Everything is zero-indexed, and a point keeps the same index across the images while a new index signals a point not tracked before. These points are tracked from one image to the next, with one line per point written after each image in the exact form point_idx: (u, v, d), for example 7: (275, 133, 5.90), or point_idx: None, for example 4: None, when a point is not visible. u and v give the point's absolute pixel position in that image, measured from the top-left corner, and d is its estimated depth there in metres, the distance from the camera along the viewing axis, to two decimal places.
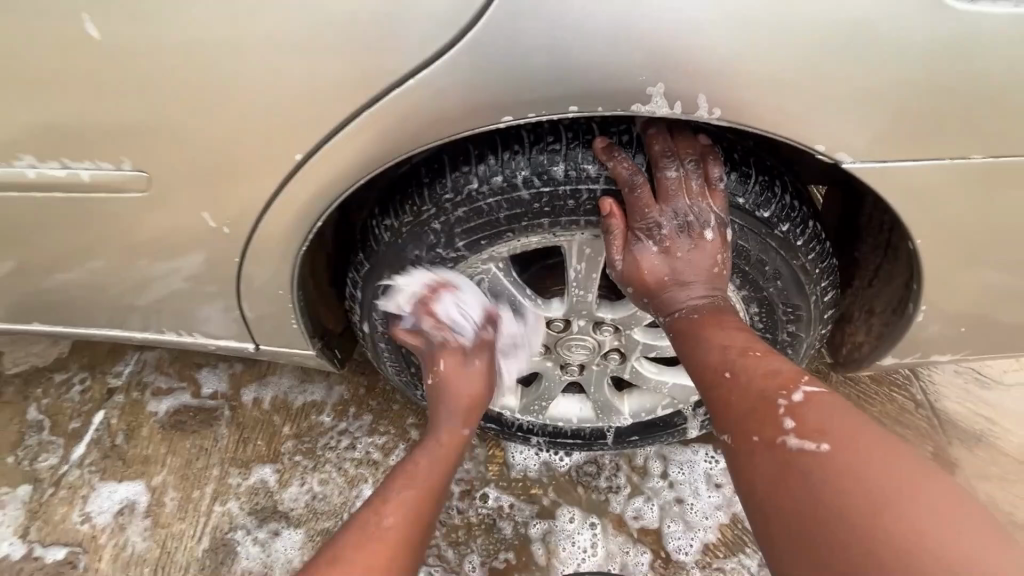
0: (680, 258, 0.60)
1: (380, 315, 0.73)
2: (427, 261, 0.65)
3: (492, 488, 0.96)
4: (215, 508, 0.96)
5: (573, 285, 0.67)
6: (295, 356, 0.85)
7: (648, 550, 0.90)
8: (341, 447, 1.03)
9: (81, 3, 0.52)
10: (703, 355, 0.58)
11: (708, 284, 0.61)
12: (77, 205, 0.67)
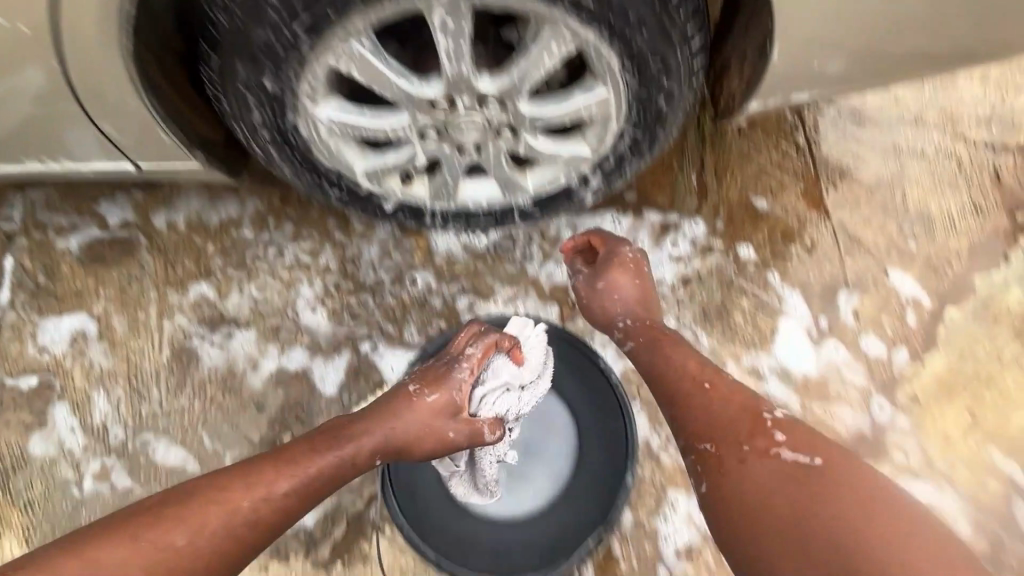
0: (623, 301, 0.89)
1: (257, 117, 0.73)
2: (279, 46, 0.64)
3: (419, 271, 1.07)
4: (165, 324, 1.03)
5: (445, 58, 0.67)
6: (182, 171, 0.83)
7: (560, 302, 1.05)
8: (270, 256, 1.07)
9: None
10: (683, 376, 0.74)
11: (642, 321, 0.87)
12: None
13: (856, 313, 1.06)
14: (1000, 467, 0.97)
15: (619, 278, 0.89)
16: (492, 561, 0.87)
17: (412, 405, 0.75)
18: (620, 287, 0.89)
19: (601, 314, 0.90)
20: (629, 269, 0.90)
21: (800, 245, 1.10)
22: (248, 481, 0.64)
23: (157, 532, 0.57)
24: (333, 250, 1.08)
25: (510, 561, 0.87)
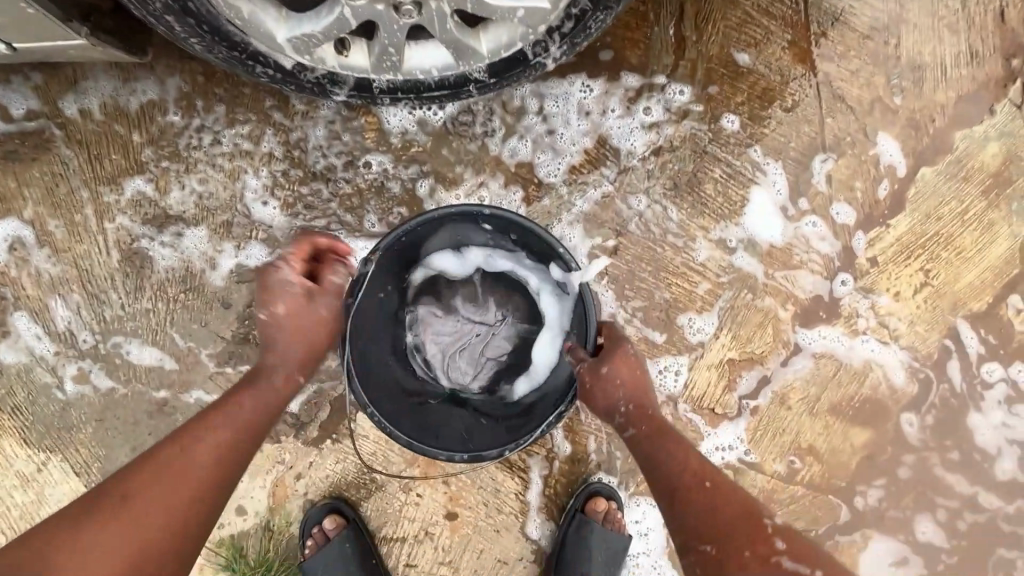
0: (623, 387, 0.76)
1: None
2: None
3: (374, 154, 0.99)
4: (106, 226, 0.97)
5: None
6: (66, 50, 0.73)
7: (525, 181, 1.00)
8: (207, 145, 0.98)
9: None
10: (688, 474, 0.74)
11: (641, 415, 0.77)
12: None
13: (829, 178, 1.03)
14: (943, 321, 1.04)
15: (626, 371, 0.78)
16: (463, 442, 0.84)
17: (273, 322, 0.73)
18: (628, 381, 0.77)
19: (598, 402, 0.77)
20: (632, 362, 0.79)
21: (779, 106, 1.03)
22: (187, 447, 0.68)
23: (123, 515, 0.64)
24: (275, 135, 0.98)
25: (479, 440, 0.83)
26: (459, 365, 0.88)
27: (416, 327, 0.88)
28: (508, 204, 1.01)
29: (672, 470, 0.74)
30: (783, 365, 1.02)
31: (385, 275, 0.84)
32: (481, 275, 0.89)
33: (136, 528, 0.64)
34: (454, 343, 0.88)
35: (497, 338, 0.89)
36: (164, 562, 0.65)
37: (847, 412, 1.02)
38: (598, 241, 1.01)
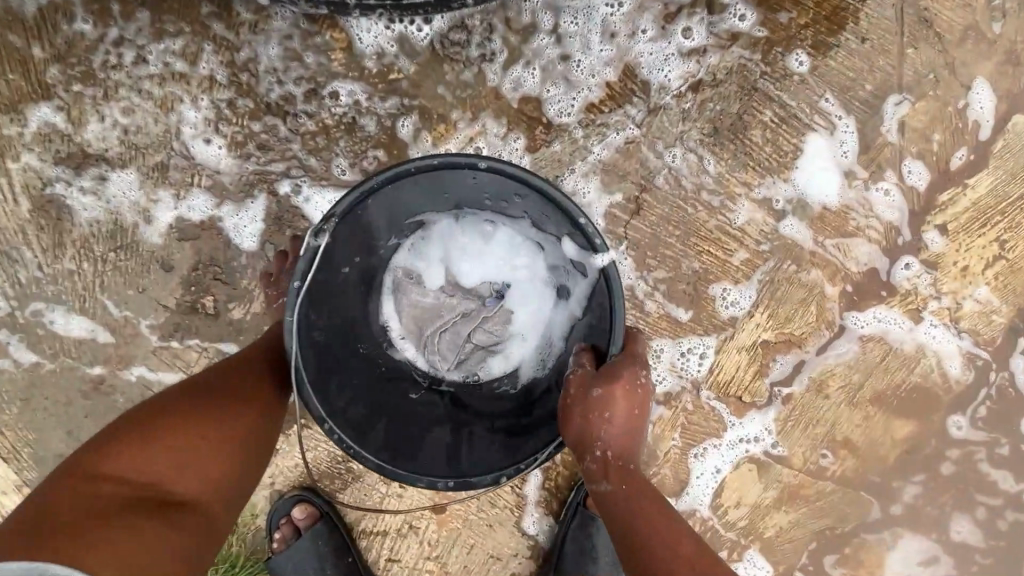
0: (611, 425, 0.62)
1: None
2: None
3: (342, 82, 0.79)
4: (10, 165, 0.78)
5: None
6: None
7: (532, 120, 0.81)
8: (129, 65, 0.77)
9: None
10: (677, 562, 0.58)
11: (622, 464, 0.64)
12: None
13: (901, 126, 0.84)
14: (1013, 301, 0.89)
15: (624, 405, 0.63)
16: (449, 464, 0.67)
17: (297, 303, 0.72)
18: (617, 420, 0.63)
19: (574, 433, 0.63)
20: (634, 398, 0.64)
21: (850, 30, 0.82)
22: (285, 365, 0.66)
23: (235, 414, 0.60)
24: (216, 53, 0.78)
25: (470, 458, 0.67)
26: (438, 347, 0.74)
27: (391, 297, 0.74)
28: (509, 153, 0.82)
29: (654, 552, 0.59)
30: (823, 348, 0.88)
31: (347, 244, 0.66)
32: (474, 239, 0.73)
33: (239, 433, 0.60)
34: (433, 321, 0.74)
35: (489, 325, 0.74)
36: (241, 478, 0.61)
37: (891, 402, 0.90)
38: (618, 198, 0.83)
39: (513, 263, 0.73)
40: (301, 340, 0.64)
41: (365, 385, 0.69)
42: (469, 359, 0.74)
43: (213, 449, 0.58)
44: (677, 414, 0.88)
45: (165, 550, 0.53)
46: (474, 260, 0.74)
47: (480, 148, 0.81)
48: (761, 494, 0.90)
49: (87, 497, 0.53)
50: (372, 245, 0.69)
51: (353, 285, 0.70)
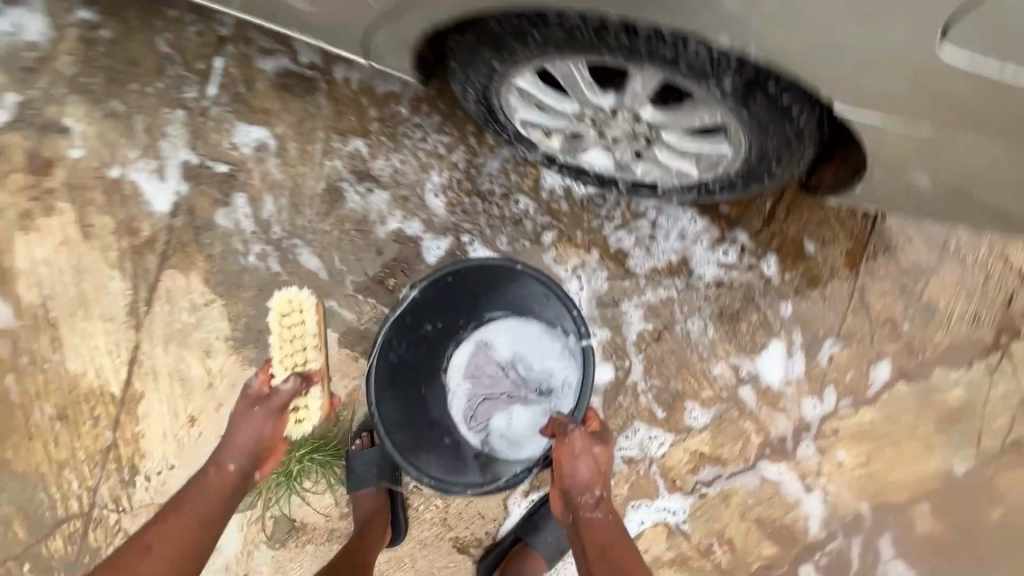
0: (593, 474, 1.00)
1: (460, 77, 0.97)
2: (498, 57, 0.87)
3: (524, 197, 1.32)
4: (325, 161, 1.31)
5: (630, 96, 0.89)
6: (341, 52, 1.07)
7: (619, 263, 1.33)
8: (416, 138, 1.32)
9: None
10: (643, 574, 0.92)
11: (598, 502, 1.00)
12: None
13: (831, 359, 1.34)
14: (865, 496, 1.34)
15: (597, 457, 1.01)
16: (414, 445, 1.18)
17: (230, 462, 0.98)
18: (589, 471, 0.99)
19: (575, 477, 1.00)
20: (606, 455, 1.02)
21: (818, 292, 1.34)
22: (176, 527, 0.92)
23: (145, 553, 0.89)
24: (464, 152, 1.32)
25: (426, 452, 1.19)
26: (475, 396, 1.26)
27: (470, 354, 1.27)
28: (598, 275, 1.33)
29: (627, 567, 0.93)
30: (738, 473, 1.33)
31: (439, 310, 1.22)
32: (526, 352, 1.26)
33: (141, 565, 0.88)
34: (482, 381, 1.26)
35: (503, 388, 1.25)
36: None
37: (768, 528, 1.33)
38: (650, 327, 1.33)
39: (540, 375, 1.24)
40: (379, 352, 1.16)
41: (409, 387, 1.22)
42: (486, 415, 1.25)
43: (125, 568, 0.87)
44: (632, 473, 1.32)
45: None
46: (520, 360, 1.25)
47: (582, 265, 1.33)
48: (664, 550, 1.32)
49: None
50: (449, 321, 1.25)
51: (431, 338, 1.25)
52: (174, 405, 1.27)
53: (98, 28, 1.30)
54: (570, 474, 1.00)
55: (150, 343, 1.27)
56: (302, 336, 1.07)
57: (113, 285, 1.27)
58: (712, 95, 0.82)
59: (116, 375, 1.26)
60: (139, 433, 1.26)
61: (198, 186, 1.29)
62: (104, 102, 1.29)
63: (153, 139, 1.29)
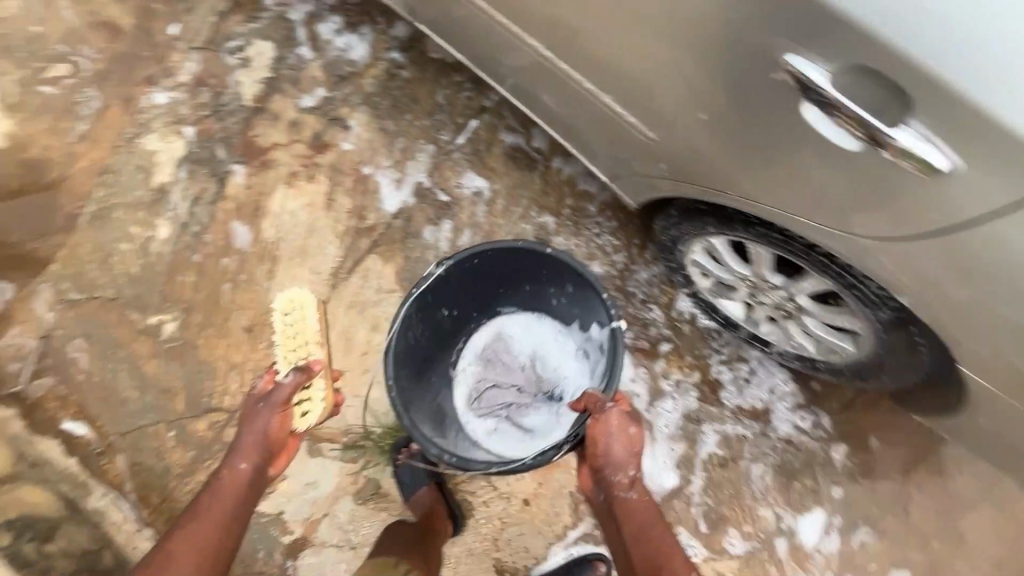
0: (626, 455, 1.08)
1: (671, 219, 1.29)
2: (711, 226, 1.18)
3: (658, 308, 1.61)
4: (519, 222, 1.64)
5: (793, 286, 1.18)
6: (590, 153, 1.45)
7: (713, 391, 1.58)
8: (593, 231, 1.64)
9: (646, 84, 1.00)
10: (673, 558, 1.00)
11: (631, 480, 1.08)
12: (576, 78, 1.19)
13: (862, 544, 1.52)
14: None
15: (630, 437, 1.09)
16: (424, 404, 1.41)
17: (239, 459, 1.14)
18: (623, 449, 1.09)
19: (612, 455, 1.08)
20: (636, 437, 1.09)
21: (869, 483, 1.54)
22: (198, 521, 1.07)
23: (182, 542, 1.04)
24: (625, 256, 1.63)
25: (431, 413, 1.42)
26: (484, 375, 1.51)
27: (488, 338, 1.54)
28: (692, 392, 1.58)
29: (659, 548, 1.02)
30: None
31: (458, 296, 1.44)
32: (538, 348, 1.52)
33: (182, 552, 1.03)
34: (493, 364, 1.52)
35: (512, 374, 1.51)
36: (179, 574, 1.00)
37: None
38: (720, 453, 1.55)
39: (546, 368, 1.50)
40: (404, 321, 1.34)
41: (430, 355, 1.45)
42: (489, 393, 1.50)
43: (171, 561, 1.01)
44: None
45: None
46: (529, 351, 1.52)
47: (682, 381, 1.58)
48: None
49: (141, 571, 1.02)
50: (465, 310, 1.48)
51: (446, 323, 1.46)
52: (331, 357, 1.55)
53: (401, 68, 1.71)
54: (606, 452, 1.08)
55: (336, 303, 1.58)
56: (303, 335, 1.26)
57: (330, 249, 1.60)
58: (861, 316, 1.08)
59: None
60: None
61: (422, 203, 1.64)
62: (382, 120, 1.68)
63: (405, 158, 1.66)
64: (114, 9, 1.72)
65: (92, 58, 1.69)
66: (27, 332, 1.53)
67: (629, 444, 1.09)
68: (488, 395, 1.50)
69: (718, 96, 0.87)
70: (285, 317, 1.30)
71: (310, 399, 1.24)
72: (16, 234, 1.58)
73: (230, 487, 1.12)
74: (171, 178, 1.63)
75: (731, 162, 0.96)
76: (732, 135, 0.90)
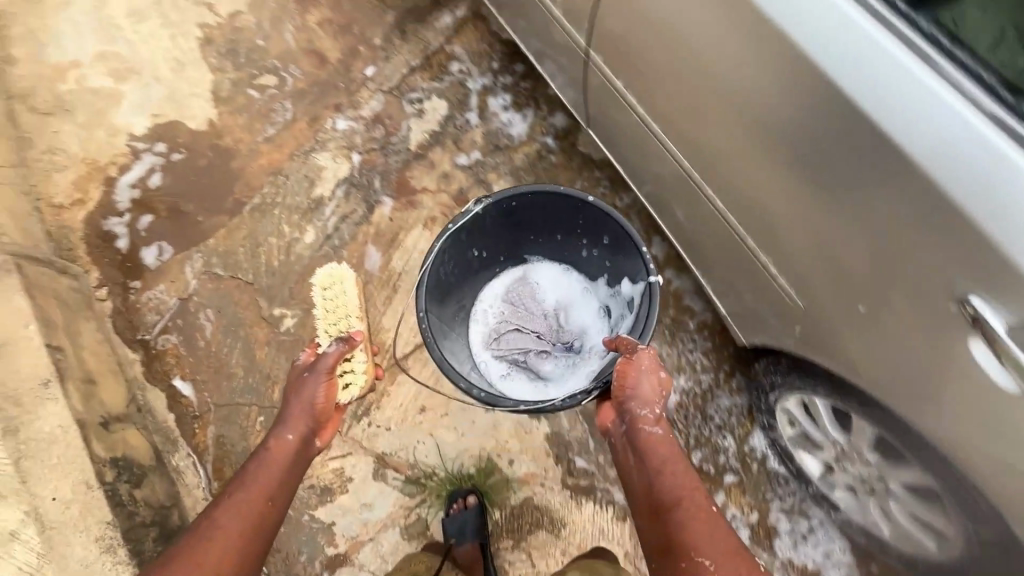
0: (651, 397, 1.20)
1: (779, 366, 1.37)
2: (820, 388, 1.25)
3: (731, 437, 1.64)
4: None
5: (886, 469, 1.21)
6: (711, 281, 1.53)
7: (767, 536, 1.57)
8: (686, 346, 1.71)
9: (802, 262, 1.09)
10: (684, 485, 1.09)
11: (653, 412, 1.19)
12: (727, 225, 1.28)
13: None
14: None
15: (657, 379, 1.21)
16: (445, 332, 1.50)
17: (286, 431, 1.29)
18: (652, 388, 1.20)
19: (639, 390, 1.20)
20: (660, 381, 1.21)
21: None
22: (247, 485, 1.20)
23: (232, 507, 1.16)
24: (711, 378, 1.68)
25: (453, 345, 1.51)
26: (506, 316, 1.61)
27: (514, 282, 1.63)
28: (746, 532, 1.58)
29: (671, 474, 1.11)
30: None
31: (489, 237, 1.54)
32: (563, 301, 1.62)
33: (234, 517, 1.14)
34: (516, 308, 1.61)
35: (535, 318, 1.60)
36: (230, 538, 1.11)
37: None
38: None
39: (569, 320, 1.60)
40: (443, 248, 1.44)
41: (457, 285, 1.55)
42: (510, 335, 1.59)
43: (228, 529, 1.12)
44: None
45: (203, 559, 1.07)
46: (551, 299, 1.63)
47: (739, 517, 1.59)
48: None
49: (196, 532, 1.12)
50: (495, 252, 1.59)
51: (476, 261, 1.56)
52: (418, 393, 1.64)
53: (550, 153, 1.89)
54: (635, 386, 1.20)
55: None
56: (342, 305, 1.52)
57: None
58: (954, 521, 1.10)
59: (403, 346, 1.69)
60: (387, 391, 1.64)
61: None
62: None
63: None
64: (326, 42, 1.99)
65: (297, 77, 1.95)
66: (171, 290, 1.71)
67: (653, 386, 1.21)
68: (508, 335, 1.59)
69: (872, 281, 0.95)
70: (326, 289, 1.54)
71: (352, 371, 1.44)
72: (190, 205, 1.79)
73: (278, 456, 1.26)
74: (329, 194, 1.83)
75: (872, 351, 1.03)
76: (876, 321, 0.99)
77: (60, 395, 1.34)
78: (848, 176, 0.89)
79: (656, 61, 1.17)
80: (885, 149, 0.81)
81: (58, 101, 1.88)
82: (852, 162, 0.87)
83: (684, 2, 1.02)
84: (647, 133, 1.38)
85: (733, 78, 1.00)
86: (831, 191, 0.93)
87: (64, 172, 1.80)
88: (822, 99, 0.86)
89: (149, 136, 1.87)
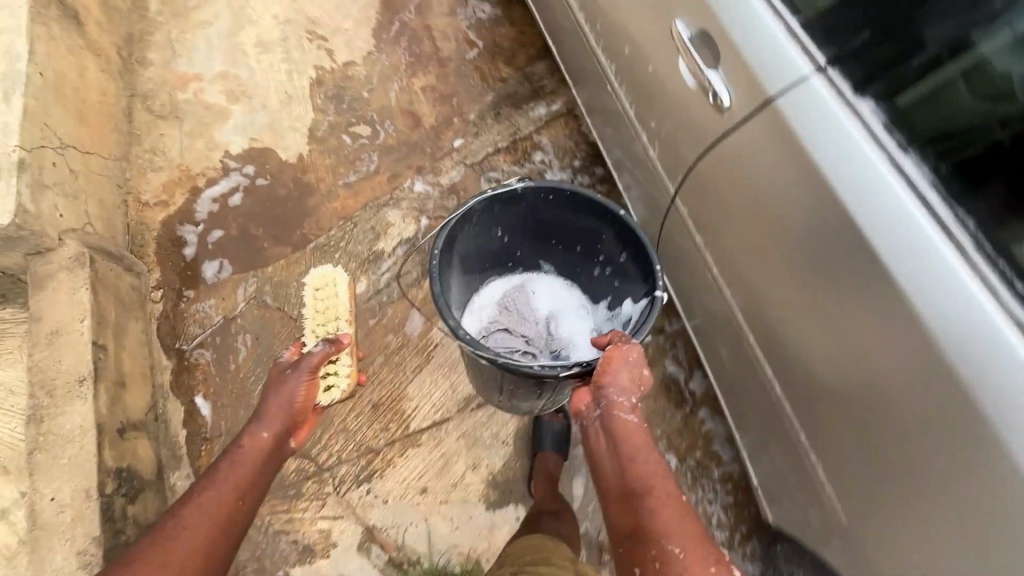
0: (629, 389, 1.14)
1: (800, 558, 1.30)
2: None
3: None
4: None
5: None
6: (744, 441, 1.47)
7: None
8: (707, 494, 1.62)
9: (852, 466, 1.06)
10: (656, 478, 1.07)
11: (631, 403, 1.13)
12: (778, 406, 1.24)
13: None
14: None
15: (640, 373, 1.15)
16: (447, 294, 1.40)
17: (262, 428, 1.27)
18: (632, 377, 1.14)
19: (618, 379, 1.13)
20: (641, 370, 1.15)
21: None
22: (218, 484, 1.18)
23: (199, 505, 1.14)
24: (725, 537, 1.58)
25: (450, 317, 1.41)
26: (499, 316, 1.56)
27: (512, 285, 1.61)
28: None
29: (641, 468, 1.08)
30: None
31: (516, 220, 1.47)
32: (557, 312, 1.58)
33: (202, 514, 1.12)
34: (510, 310, 1.56)
35: (527, 322, 1.55)
36: (194, 537, 1.09)
37: None
38: None
39: (562, 331, 1.55)
40: (473, 210, 1.36)
41: (469, 259, 1.47)
42: (498, 336, 1.53)
43: (196, 526, 1.10)
44: None
45: (167, 558, 1.05)
46: (546, 306, 1.59)
47: None
48: None
49: (163, 527, 1.10)
50: (512, 244, 1.53)
51: (494, 243, 1.50)
52: (424, 471, 1.61)
53: None
54: (614, 377, 1.13)
55: (453, 425, 1.66)
56: (331, 308, 1.58)
57: None
58: None
59: (421, 419, 1.66)
60: (394, 461, 1.61)
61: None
62: None
63: None
64: (424, 107, 2.10)
65: (389, 133, 2.05)
66: (219, 307, 1.76)
67: (634, 376, 1.14)
68: (497, 334, 1.54)
69: (917, 494, 0.94)
70: (318, 293, 1.61)
71: (336, 372, 1.51)
72: (261, 230, 1.87)
73: (253, 454, 1.24)
74: (390, 250, 1.87)
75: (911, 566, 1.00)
76: (916, 532, 0.97)
77: (90, 395, 1.35)
78: (923, 430, 0.87)
79: (747, 238, 1.12)
80: (977, 431, 0.78)
81: (173, 107, 2.03)
82: (927, 417, 0.86)
83: (758, 153, 0.98)
84: (714, 284, 1.33)
85: (823, 281, 0.96)
86: (890, 403, 0.92)
87: (158, 172, 1.92)
88: (920, 361, 0.84)
89: (242, 157, 1.98)
